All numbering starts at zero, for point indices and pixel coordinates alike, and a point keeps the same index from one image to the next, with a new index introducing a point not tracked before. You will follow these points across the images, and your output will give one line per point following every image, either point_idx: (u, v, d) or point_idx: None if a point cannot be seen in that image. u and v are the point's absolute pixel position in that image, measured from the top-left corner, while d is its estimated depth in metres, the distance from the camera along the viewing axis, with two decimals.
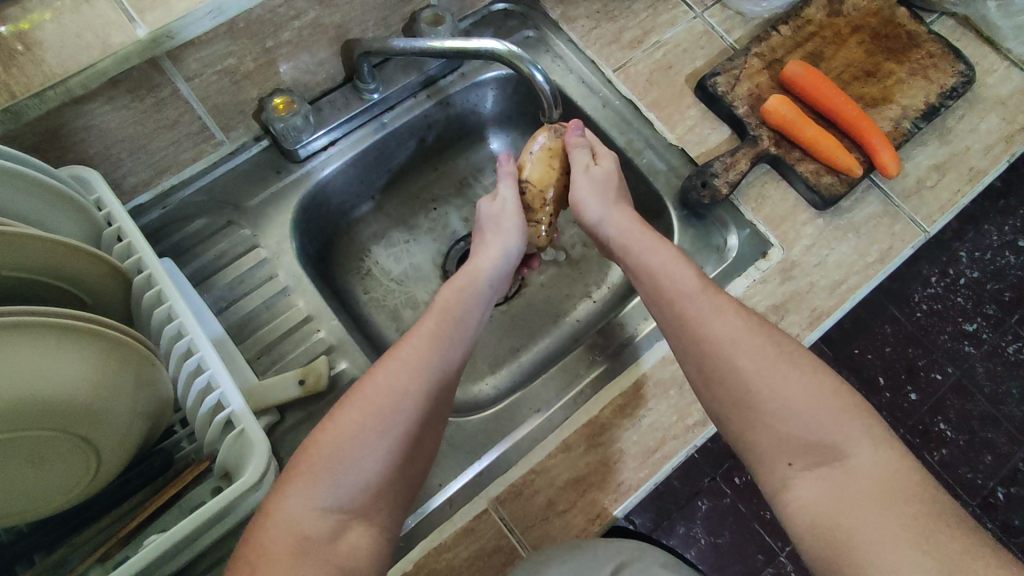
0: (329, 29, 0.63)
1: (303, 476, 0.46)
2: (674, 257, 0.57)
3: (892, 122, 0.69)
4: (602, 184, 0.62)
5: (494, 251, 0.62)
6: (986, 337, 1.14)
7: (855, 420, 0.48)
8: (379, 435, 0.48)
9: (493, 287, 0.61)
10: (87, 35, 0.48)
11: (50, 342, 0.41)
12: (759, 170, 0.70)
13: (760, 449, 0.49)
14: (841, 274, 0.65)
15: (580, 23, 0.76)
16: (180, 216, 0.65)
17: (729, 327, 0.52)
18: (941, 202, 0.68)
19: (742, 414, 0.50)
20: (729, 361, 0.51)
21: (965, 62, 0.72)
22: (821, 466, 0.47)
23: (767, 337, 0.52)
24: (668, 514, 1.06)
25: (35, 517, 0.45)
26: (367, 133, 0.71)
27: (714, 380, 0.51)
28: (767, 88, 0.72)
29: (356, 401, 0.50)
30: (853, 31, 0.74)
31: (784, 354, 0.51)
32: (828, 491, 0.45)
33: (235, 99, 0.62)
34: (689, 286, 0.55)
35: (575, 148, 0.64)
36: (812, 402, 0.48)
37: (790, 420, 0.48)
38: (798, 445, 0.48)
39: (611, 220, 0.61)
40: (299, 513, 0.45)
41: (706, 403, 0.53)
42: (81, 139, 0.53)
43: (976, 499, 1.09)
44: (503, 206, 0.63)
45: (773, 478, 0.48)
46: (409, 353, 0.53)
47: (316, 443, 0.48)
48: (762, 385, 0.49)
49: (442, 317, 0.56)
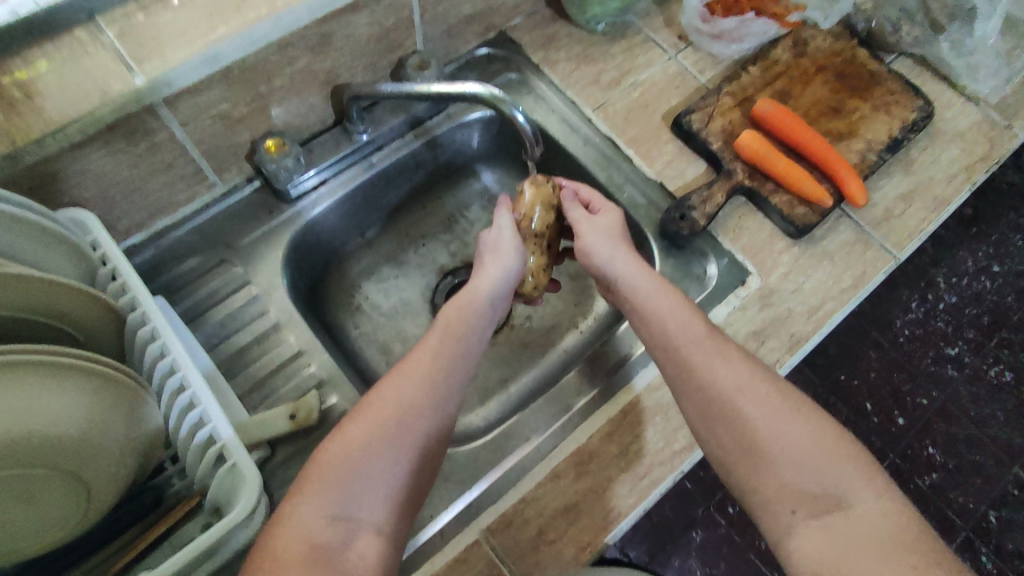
0: (319, 75, 0.66)
1: (314, 485, 0.47)
2: (678, 302, 0.59)
3: (858, 154, 0.73)
4: (605, 230, 0.65)
5: (494, 271, 0.63)
6: (968, 360, 1.16)
7: (855, 469, 0.49)
8: (388, 448, 0.49)
9: (494, 305, 0.63)
10: (86, 83, 0.50)
11: (24, 378, 0.41)
12: (735, 202, 0.73)
13: (762, 496, 0.50)
14: (818, 300, 0.67)
15: (561, 66, 0.80)
16: (172, 256, 0.67)
17: (731, 371, 0.54)
18: (909, 229, 0.71)
19: (747, 458, 0.51)
20: (735, 407, 0.52)
21: (924, 98, 0.76)
22: (824, 514, 0.47)
23: (771, 384, 0.54)
24: (662, 546, 1.07)
25: (33, 552, 0.46)
26: (356, 173, 0.74)
27: (718, 422, 0.53)
28: (739, 125, 0.75)
29: (364, 413, 0.51)
30: (818, 70, 0.78)
31: (787, 401, 0.52)
32: (833, 542, 0.46)
33: (228, 141, 0.64)
34: (692, 330, 0.57)
35: (573, 209, 0.68)
36: (816, 450, 0.50)
37: (794, 469, 0.49)
38: (802, 494, 0.49)
39: (617, 258, 0.63)
40: (310, 522, 0.45)
41: (709, 448, 0.53)
42: (77, 182, 0.55)
43: (969, 523, 1.09)
44: (500, 233, 0.66)
45: (777, 525, 0.49)
46: (416, 368, 0.54)
47: (326, 453, 0.49)
48: (766, 433, 0.51)
49: (446, 334, 0.57)
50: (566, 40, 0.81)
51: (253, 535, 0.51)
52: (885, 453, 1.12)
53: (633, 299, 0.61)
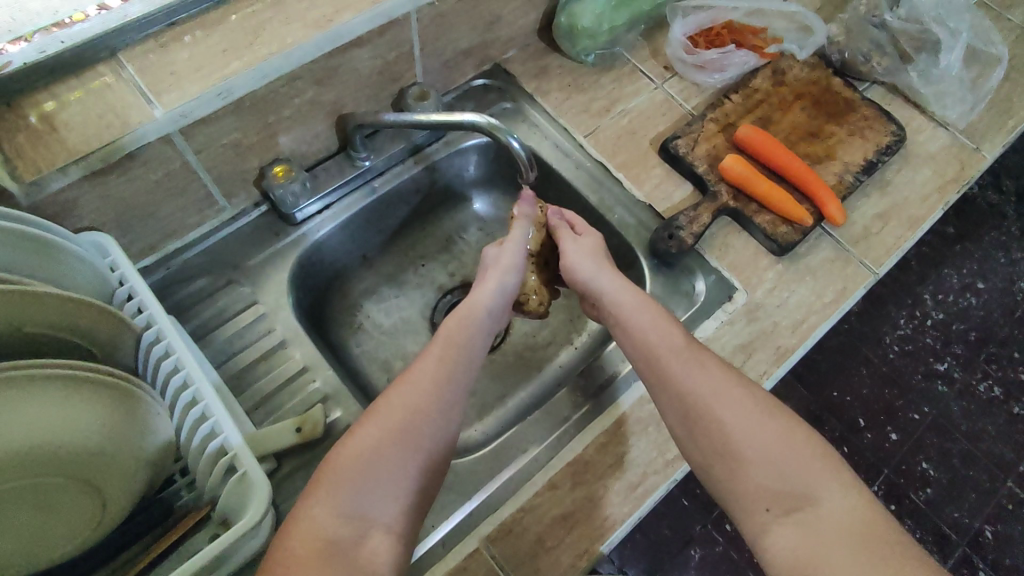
0: (325, 106, 0.69)
1: (326, 487, 0.50)
2: (660, 316, 0.62)
3: (836, 175, 0.77)
4: (589, 249, 0.69)
5: (492, 285, 0.66)
6: (957, 376, 1.19)
7: (823, 467, 0.52)
8: (398, 452, 0.52)
9: (493, 318, 0.65)
10: (109, 116, 0.54)
11: (40, 390, 0.43)
12: (721, 222, 0.76)
13: (740, 497, 0.52)
14: (802, 314, 0.70)
15: (553, 95, 0.84)
16: (182, 277, 0.70)
17: (710, 380, 0.56)
18: (886, 247, 0.75)
19: (724, 461, 0.53)
20: (711, 412, 0.55)
21: (897, 122, 0.80)
22: (794, 512, 0.50)
23: (745, 389, 0.56)
24: (661, 565, 1.08)
25: (47, 563, 0.48)
26: (358, 197, 0.77)
27: (698, 428, 0.55)
28: (723, 149, 0.79)
29: (373, 419, 0.53)
30: (796, 98, 0.83)
31: (759, 405, 0.55)
32: (804, 537, 0.48)
33: (238, 168, 0.68)
34: (673, 340, 0.60)
35: (558, 227, 0.71)
36: (785, 450, 0.52)
37: (765, 469, 0.52)
38: (773, 493, 0.51)
39: (601, 274, 0.66)
40: (324, 521, 0.48)
41: (689, 454, 0.56)
42: (96, 207, 0.58)
43: (965, 539, 1.10)
44: (505, 245, 0.69)
45: (752, 523, 0.51)
46: (422, 376, 0.57)
47: (337, 458, 0.51)
48: (741, 435, 0.54)
49: (448, 345, 0.60)
50: (558, 71, 0.86)
51: (260, 545, 0.53)
52: (880, 468, 1.14)
53: (617, 312, 0.64)
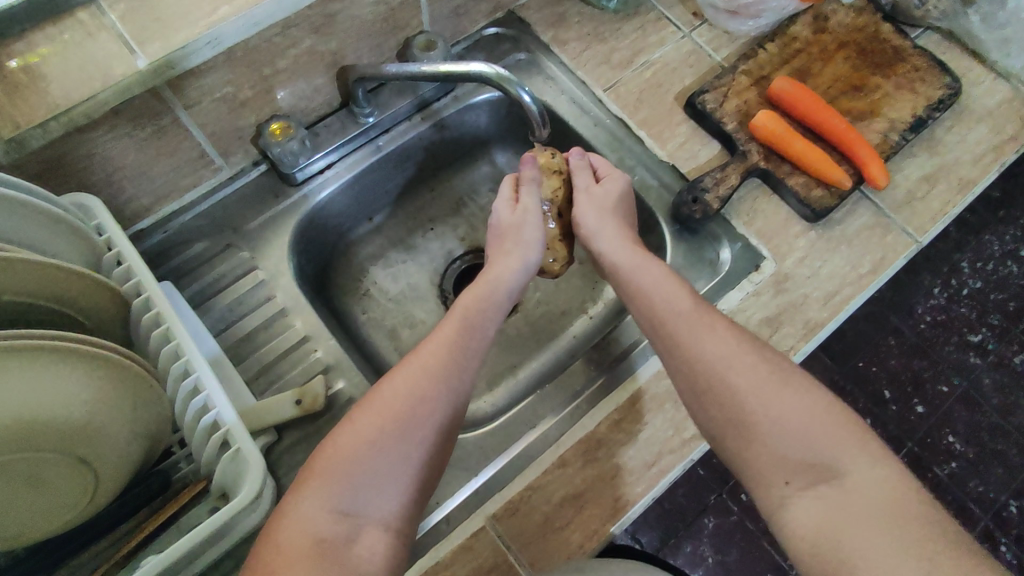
0: (324, 56, 0.65)
1: (318, 479, 0.48)
2: (664, 277, 0.59)
3: (880, 134, 0.70)
4: (601, 198, 0.65)
5: (513, 261, 0.62)
6: (992, 347, 1.13)
7: (849, 436, 0.48)
8: (399, 439, 0.50)
9: (511, 298, 0.62)
10: (89, 67, 0.49)
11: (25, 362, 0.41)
12: (750, 184, 0.71)
13: (757, 471, 0.49)
14: (834, 286, 0.65)
15: (571, 45, 0.78)
16: (179, 241, 0.67)
17: (719, 348, 0.53)
18: (932, 212, 0.69)
19: (738, 430, 0.50)
20: (725, 382, 0.51)
21: (952, 74, 0.73)
22: (817, 485, 0.47)
23: (761, 357, 0.52)
24: (674, 533, 1.06)
25: (38, 536, 0.46)
26: (363, 156, 0.73)
27: (707, 398, 0.52)
28: (755, 104, 0.72)
29: (375, 402, 0.51)
30: (839, 46, 0.75)
31: (775, 373, 0.51)
32: (827, 511, 0.45)
33: (234, 125, 0.64)
34: (680, 305, 0.56)
35: (578, 171, 0.67)
36: (808, 422, 0.49)
37: (785, 440, 0.49)
38: (793, 465, 0.48)
39: (604, 234, 0.63)
40: (313, 515, 0.46)
41: (701, 423, 0.53)
42: (85, 165, 0.55)
43: (988, 513, 1.07)
44: (525, 214, 0.64)
45: (770, 498, 0.48)
46: (427, 359, 0.54)
47: (333, 446, 0.49)
48: (759, 408, 0.50)
49: (463, 327, 0.57)
50: (577, 18, 0.79)
51: (261, 519, 0.52)
52: (904, 442, 1.10)
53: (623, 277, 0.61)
